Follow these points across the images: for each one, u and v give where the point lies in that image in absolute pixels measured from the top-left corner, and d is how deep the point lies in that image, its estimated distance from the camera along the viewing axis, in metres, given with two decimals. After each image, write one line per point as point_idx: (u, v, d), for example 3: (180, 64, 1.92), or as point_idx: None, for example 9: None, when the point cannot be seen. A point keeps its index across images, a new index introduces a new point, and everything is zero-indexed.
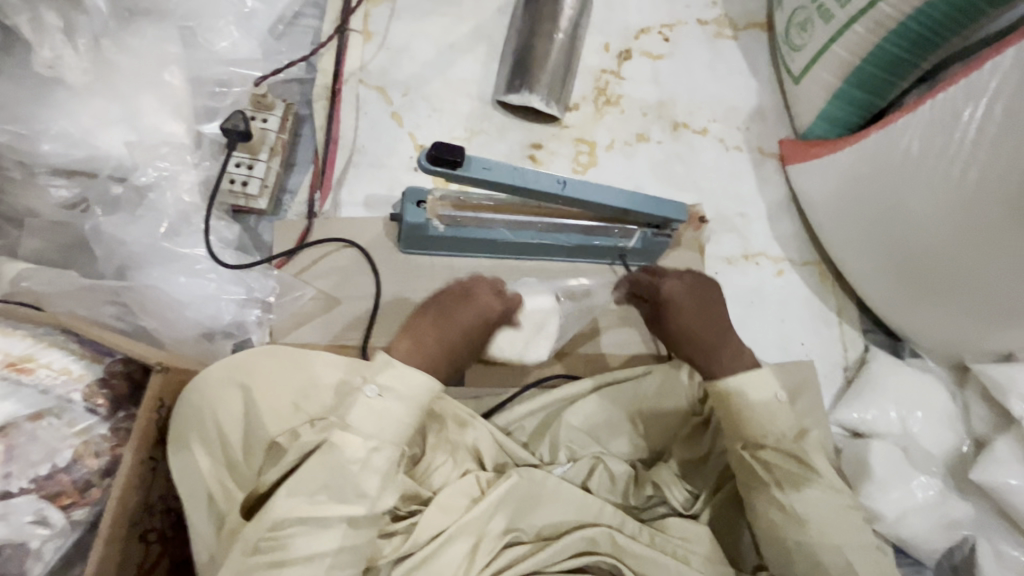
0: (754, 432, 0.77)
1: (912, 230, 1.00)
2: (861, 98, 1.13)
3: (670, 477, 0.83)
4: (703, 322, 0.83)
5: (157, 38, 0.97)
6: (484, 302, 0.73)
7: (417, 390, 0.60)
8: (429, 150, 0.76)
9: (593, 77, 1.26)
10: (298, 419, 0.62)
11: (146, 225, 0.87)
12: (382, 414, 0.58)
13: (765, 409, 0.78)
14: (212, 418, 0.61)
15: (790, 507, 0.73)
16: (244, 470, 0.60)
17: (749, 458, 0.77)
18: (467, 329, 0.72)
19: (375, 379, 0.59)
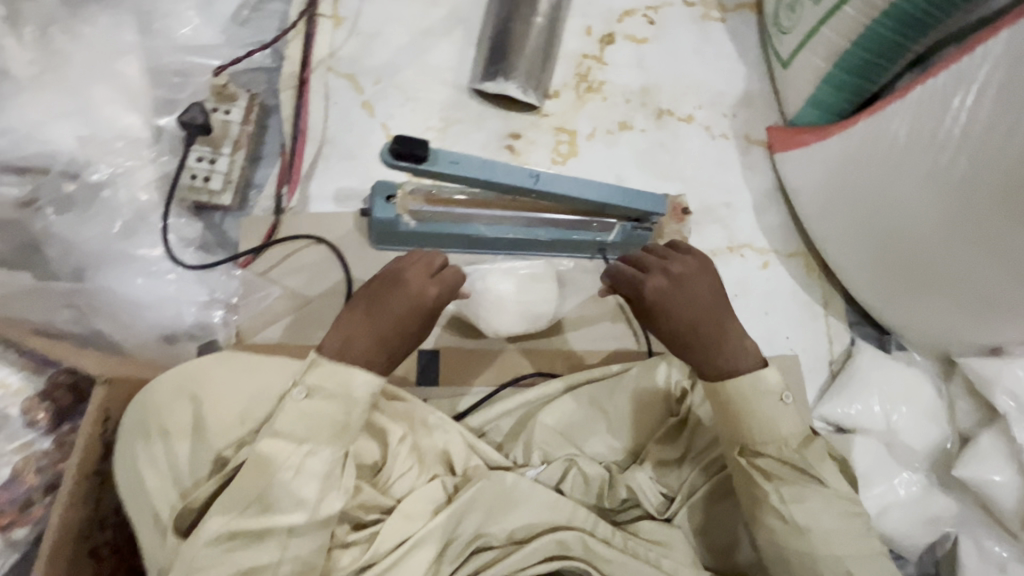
0: (755, 439, 0.73)
1: (899, 221, 0.97)
2: (851, 83, 1.09)
3: (643, 480, 0.82)
4: (704, 318, 0.74)
5: (110, 27, 0.92)
6: (420, 285, 0.64)
7: (346, 388, 0.59)
8: (391, 144, 0.73)
9: (574, 63, 1.21)
10: (245, 427, 0.61)
11: (100, 225, 0.84)
12: (311, 415, 0.58)
13: (767, 412, 0.73)
14: (158, 428, 0.59)
15: (790, 518, 0.71)
16: (189, 482, 0.58)
17: (747, 465, 0.73)
18: (402, 318, 0.63)
19: (301, 380, 0.59)
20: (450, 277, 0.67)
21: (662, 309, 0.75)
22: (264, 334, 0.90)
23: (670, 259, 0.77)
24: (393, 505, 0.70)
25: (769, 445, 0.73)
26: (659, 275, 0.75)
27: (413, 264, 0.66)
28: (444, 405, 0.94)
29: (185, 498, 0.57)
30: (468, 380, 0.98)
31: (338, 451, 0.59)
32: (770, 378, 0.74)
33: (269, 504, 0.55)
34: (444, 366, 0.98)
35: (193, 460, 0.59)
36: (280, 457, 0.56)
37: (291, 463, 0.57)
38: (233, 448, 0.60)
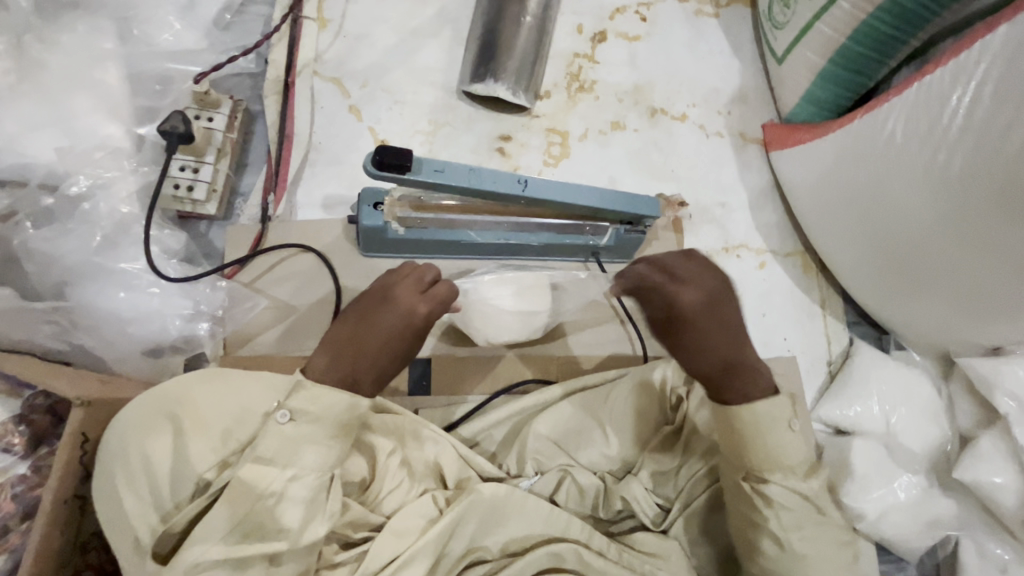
0: (761, 465, 0.73)
1: (895, 220, 0.95)
2: (847, 78, 1.06)
3: (637, 490, 0.80)
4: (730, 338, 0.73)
5: (87, 34, 0.90)
6: (409, 302, 0.66)
7: (331, 411, 0.59)
8: (373, 155, 0.72)
9: (565, 62, 1.19)
10: (228, 447, 0.59)
11: (79, 238, 0.82)
12: (295, 440, 0.58)
13: (774, 439, 0.73)
14: (138, 449, 0.57)
15: (785, 544, 0.71)
16: (170, 505, 0.57)
17: (751, 491, 0.73)
18: (391, 337, 0.64)
19: (285, 403, 0.59)
20: (440, 292, 0.68)
21: (691, 330, 0.72)
22: (254, 345, 0.88)
23: (703, 274, 0.73)
24: (383, 522, 0.69)
25: (775, 473, 0.72)
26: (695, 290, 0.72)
27: (403, 279, 0.67)
28: (436, 416, 0.93)
29: (166, 521, 0.56)
30: (461, 389, 0.97)
31: (321, 476, 0.59)
32: (780, 405, 0.74)
33: (257, 530, 0.56)
34: (435, 374, 0.97)
35: (174, 482, 0.57)
36: (262, 484, 0.56)
37: (274, 489, 0.57)
38: (215, 470, 0.58)
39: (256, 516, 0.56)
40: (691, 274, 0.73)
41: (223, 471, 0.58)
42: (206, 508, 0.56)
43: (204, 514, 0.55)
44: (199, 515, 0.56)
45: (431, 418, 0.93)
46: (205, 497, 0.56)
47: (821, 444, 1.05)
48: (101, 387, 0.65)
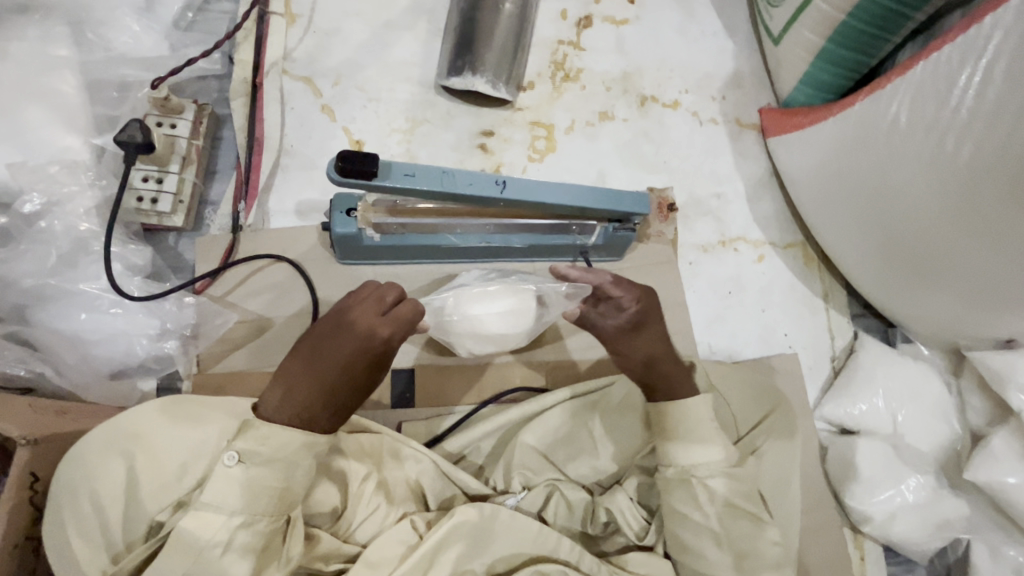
0: (695, 461, 0.73)
1: (900, 211, 0.90)
2: (848, 58, 1.00)
3: (624, 503, 0.78)
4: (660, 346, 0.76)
5: (39, 41, 0.86)
6: (370, 324, 0.63)
7: (284, 451, 0.58)
8: (337, 161, 0.67)
9: (549, 50, 1.13)
10: (185, 485, 0.58)
11: (34, 259, 0.78)
12: (245, 483, 0.56)
13: (698, 433, 0.73)
14: (89, 489, 0.56)
15: (721, 536, 0.71)
16: (121, 547, 0.56)
17: (697, 485, 0.72)
18: (346, 367, 0.61)
19: (232, 445, 0.57)
20: (402, 313, 0.65)
21: (633, 336, 0.75)
22: (228, 361, 0.86)
23: (633, 283, 0.77)
24: (358, 553, 0.67)
25: (713, 467, 0.72)
26: (630, 298, 0.75)
27: (364, 301, 0.65)
28: (420, 431, 0.89)
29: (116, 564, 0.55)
30: (446, 399, 0.93)
31: (274, 521, 0.58)
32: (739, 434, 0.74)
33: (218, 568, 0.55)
34: (419, 386, 0.93)
35: (126, 523, 0.56)
36: (208, 534, 0.55)
37: (226, 529, 0.55)
38: (168, 510, 0.57)
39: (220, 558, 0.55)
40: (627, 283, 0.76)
41: (177, 511, 0.57)
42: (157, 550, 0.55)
43: (153, 558, 0.54)
44: (150, 557, 0.55)
45: (413, 433, 0.89)
46: (157, 538, 0.55)
47: (824, 444, 1.02)
48: (56, 420, 0.62)
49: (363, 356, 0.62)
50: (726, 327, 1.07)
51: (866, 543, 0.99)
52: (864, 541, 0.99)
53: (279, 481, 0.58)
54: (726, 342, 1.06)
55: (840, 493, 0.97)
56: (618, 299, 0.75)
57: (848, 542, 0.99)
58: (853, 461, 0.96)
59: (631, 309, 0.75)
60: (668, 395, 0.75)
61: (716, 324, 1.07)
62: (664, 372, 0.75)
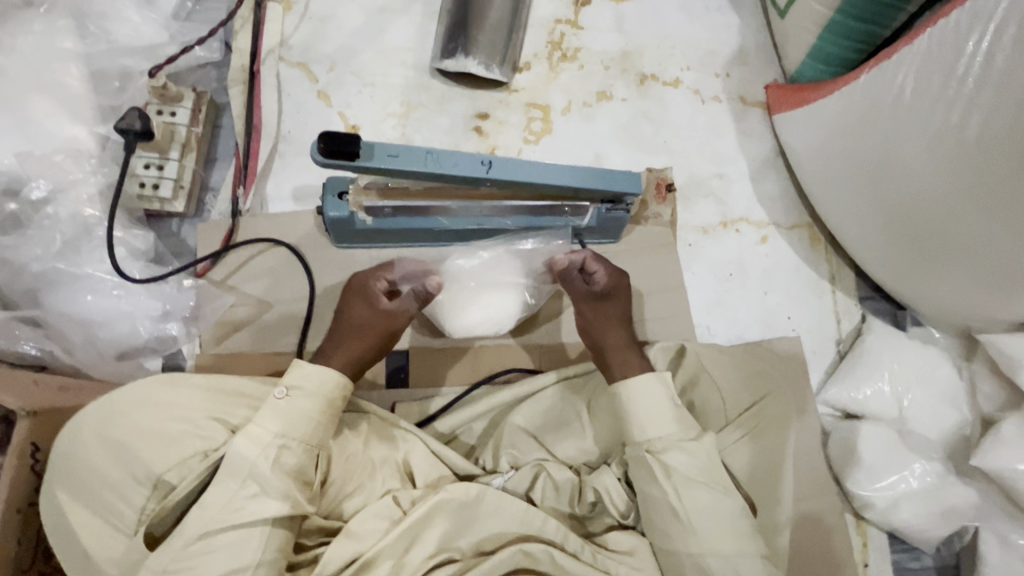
0: (660, 434, 0.74)
1: (907, 187, 0.86)
2: (857, 29, 0.95)
3: (610, 483, 0.78)
4: (626, 331, 0.82)
5: (45, 34, 0.89)
6: (348, 299, 0.76)
7: (322, 387, 0.67)
8: (320, 143, 0.68)
9: (546, 30, 1.11)
10: (192, 446, 0.62)
11: (42, 243, 0.82)
12: (290, 412, 0.65)
13: (662, 411, 0.75)
14: (89, 461, 0.60)
15: (679, 512, 0.70)
16: (131, 511, 0.60)
17: (650, 460, 0.73)
18: (355, 321, 0.75)
19: (284, 381, 0.66)
20: (357, 282, 0.78)
21: (601, 302, 0.83)
22: (228, 342, 0.89)
23: (609, 263, 0.86)
24: (340, 527, 0.69)
25: (678, 453, 0.73)
26: (602, 270, 0.84)
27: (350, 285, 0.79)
28: (413, 411, 0.90)
29: (139, 523, 0.60)
30: (438, 381, 0.94)
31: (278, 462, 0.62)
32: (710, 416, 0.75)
33: (219, 515, 0.59)
34: (412, 367, 0.94)
35: (132, 490, 0.60)
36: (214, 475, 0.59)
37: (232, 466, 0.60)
38: (174, 473, 0.61)
39: (226, 504, 0.60)
40: (606, 261, 0.87)
41: (180, 473, 0.61)
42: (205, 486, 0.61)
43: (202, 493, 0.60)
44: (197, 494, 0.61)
45: (407, 413, 0.90)
46: (200, 477, 0.60)
47: (827, 429, 0.99)
48: (59, 396, 0.66)
49: (360, 314, 0.75)
50: (727, 311, 1.05)
51: (870, 530, 0.97)
52: (868, 528, 0.97)
53: (284, 426, 0.64)
54: (727, 325, 1.04)
55: (842, 478, 0.94)
56: (591, 268, 0.85)
57: (850, 528, 0.96)
58: (854, 448, 0.93)
59: (603, 282, 0.84)
60: (623, 371, 0.79)
61: (716, 307, 1.05)
62: (621, 345, 0.81)
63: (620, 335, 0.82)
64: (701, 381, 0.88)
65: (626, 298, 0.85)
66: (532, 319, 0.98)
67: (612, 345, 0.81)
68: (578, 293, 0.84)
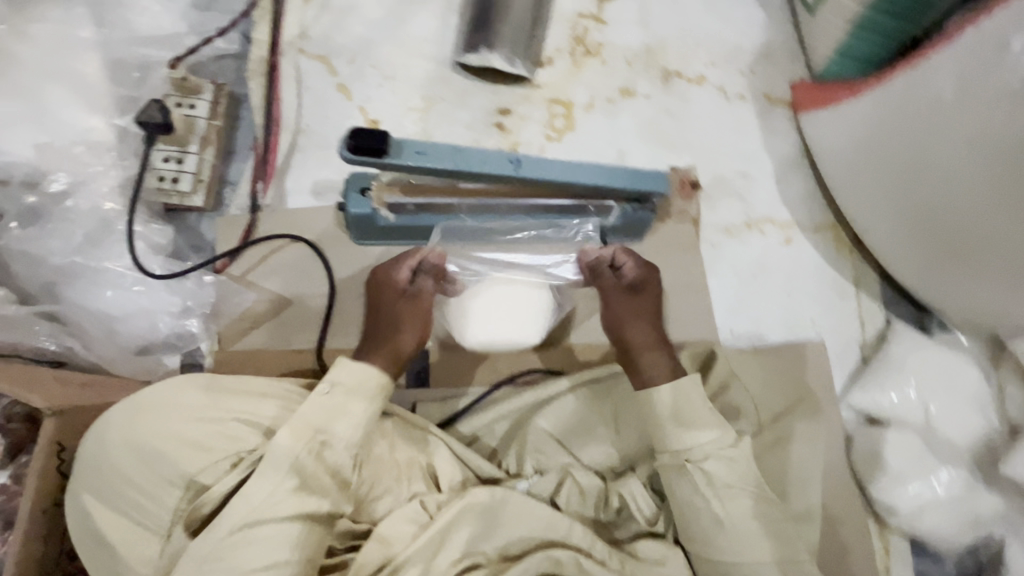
0: (696, 441, 0.71)
1: (942, 189, 0.84)
2: (887, 25, 0.93)
3: (635, 488, 0.78)
4: (653, 328, 0.79)
5: (63, 22, 0.87)
6: (378, 290, 0.77)
7: (361, 382, 0.66)
8: (348, 139, 0.67)
9: (569, 24, 1.09)
10: (224, 448, 0.62)
11: (61, 238, 0.79)
12: (333, 406, 0.64)
13: (699, 415, 0.73)
14: (119, 461, 0.60)
15: (722, 520, 0.69)
16: (163, 513, 0.60)
17: (692, 469, 0.71)
18: (401, 315, 0.75)
19: (326, 378, 0.66)
20: (380, 273, 0.78)
21: (627, 295, 0.80)
22: (248, 339, 0.88)
23: (638, 255, 0.83)
24: (370, 529, 0.69)
25: (712, 457, 0.71)
26: (630, 261, 0.81)
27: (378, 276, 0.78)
28: (434, 412, 0.89)
29: (170, 524, 0.59)
30: (459, 381, 0.93)
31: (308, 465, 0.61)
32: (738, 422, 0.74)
33: (250, 515, 0.58)
34: (433, 367, 0.93)
35: (163, 492, 0.60)
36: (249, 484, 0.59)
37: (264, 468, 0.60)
38: (207, 474, 0.61)
39: (257, 507, 0.59)
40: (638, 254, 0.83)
41: (212, 475, 0.61)
42: (240, 485, 0.60)
43: (235, 493, 0.59)
44: (230, 494, 0.60)
45: (428, 413, 0.89)
46: (232, 479, 0.60)
47: (850, 434, 0.98)
48: (82, 394, 0.65)
49: (392, 300, 0.75)
50: (750, 313, 1.04)
51: (892, 537, 0.96)
52: (890, 535, 0.96)
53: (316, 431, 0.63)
54: (749, 327, 1.03)
55: (865, 484, 0.93)
56: (619, 261, 0.82)
57: (873, 535, 0.95)
58: (879, 454, 0.92)
59: (632, 275, 0.81)
60: (645, 368, 0.76)
61: (739, 308, 1.04)
62: (650, 339, 0.78)
63: (649, 327, 0.78)
64: (733, 385, 0.87)
65: (656, 289, 0.82)
66: (559, 329, 0.97)
67: (635, 343, 0.77)
68: (607, 287, 0.81)
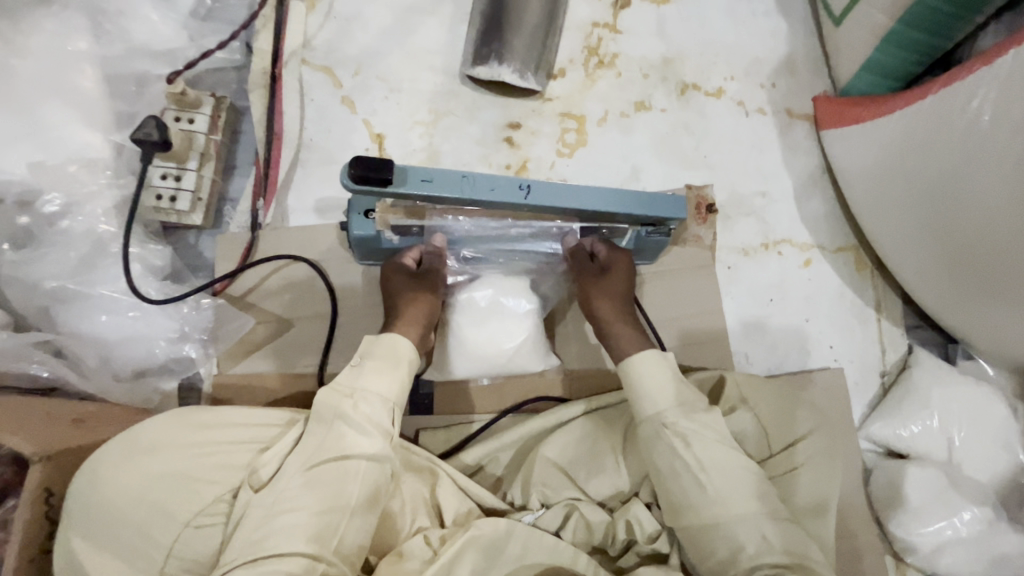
0: (670, 404, 0.73)
1: (970, 218, 0.79)
2: (918, 40, 0.88)
3: (642, 512, 0.74)
4: (625, 309, 0.81)
5: (60, 33, 0.84)
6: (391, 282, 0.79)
7: (392, 349, 0.71)
8: (350, 167, 0.63)
9: (582, 33, 1.05)
10: (223, 484, 0.61)
11: (55, 260, 0.77)
12: (369, 373, 0.69)
13: (670, 383, 0.75)
14: (108, 509, 0.57)
15: (702, 479, 0.69)
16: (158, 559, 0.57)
17: (668, 433, 0.71)
18: (414, 298, 0.77)
19: (359, 353, 0.72)
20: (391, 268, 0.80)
21: (600, 281, 0.81)
22: (247, 362, 0.86)
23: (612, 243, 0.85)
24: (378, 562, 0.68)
25: (725, 510, 0.67)
26: (603, 244, 0.83)
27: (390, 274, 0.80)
28: (439, 439, 0.88)
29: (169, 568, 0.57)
30: (465, 407, 0.90)
31: (317, 487, 0.61)
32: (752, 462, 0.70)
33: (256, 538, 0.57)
34: (438, 392, 0.90)
35: (158, 536, 0.58)
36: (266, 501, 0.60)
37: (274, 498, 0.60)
38: (206, 512, 0.60)
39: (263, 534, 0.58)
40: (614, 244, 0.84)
41: (212, 512, 0.60)
42: (278, 470, 0.63)
43: (279, 473, 0.62)
44: (269, 482, 0.62)
45: (433, 441, 0.87)
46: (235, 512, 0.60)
47: (869, 466, 0.94)
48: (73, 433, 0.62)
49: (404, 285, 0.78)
50: (766, 339, 1.00)
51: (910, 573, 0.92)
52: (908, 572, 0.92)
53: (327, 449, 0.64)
54: (766, 353, 0.99)
55: (883, 519, 0.90)
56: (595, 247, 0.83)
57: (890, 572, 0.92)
58: (900, 489, 0.89)
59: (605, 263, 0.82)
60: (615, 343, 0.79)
61: (755, 333, 1.00)
62: (619, 313, 0.81)
63: (619, 302, 0.81)
64: (742, 409, 0.82)
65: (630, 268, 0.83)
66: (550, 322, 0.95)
67: (604, 319, 0.81)
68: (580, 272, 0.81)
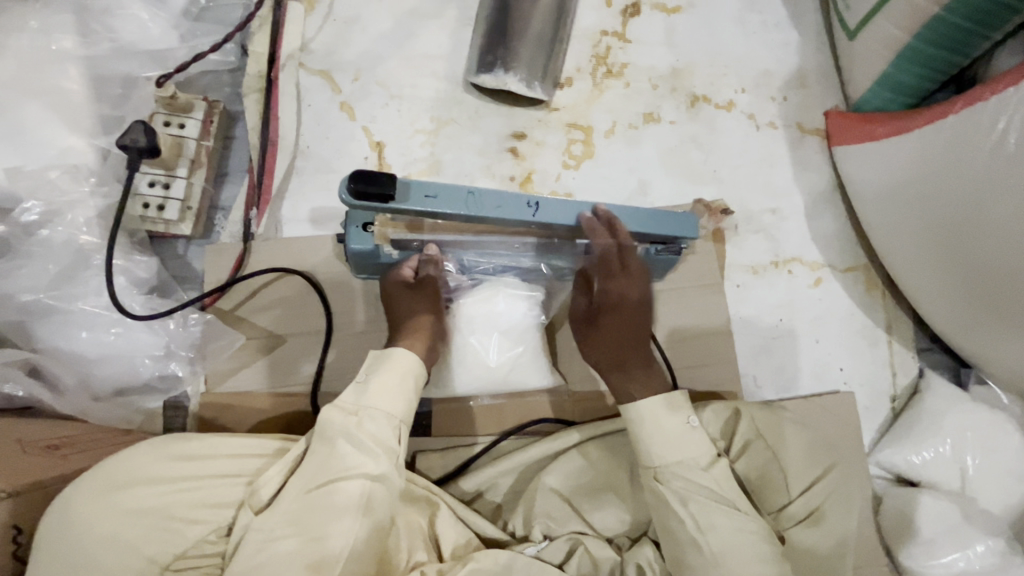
0: (665, 461, 0.70)
1: (988, 243, 0.77)
2: (934, 58, 0.86)
3: (649, 554, 0.71)
4: (631, 346, 0.76)
5: (42, 30, 0.79)
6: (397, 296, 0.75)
7: (404, 362, 0.67)
8: (349, 182, 0.59)
9: (591, 42, 1.02)
10: (205, 523, 0.60)
11: (32, 272, 0.73)
12: (381, 390, 0.65)
13: (680, 434, 0.70)
14: (84, 554, 0.55)
15: (701, 542, 0.66)
16: None
17: (663, 490, 0.69)
18: (416, 308, 0.74)
19: (365, 366, 0.68)
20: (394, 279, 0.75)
21: (604, 318, 0.77)
22: (234, 381, 0.82)
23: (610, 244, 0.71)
24: None
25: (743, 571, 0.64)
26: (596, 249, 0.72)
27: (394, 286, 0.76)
28: (436, 464, 0.84)
29: None
30: (464, 429, 0.87)
31: (313, 525, 0.58)
32: None
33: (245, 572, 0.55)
34: (435, 414, 0.87)
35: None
36: (257, 534, 0.57)
37: (263, 539, 0.57)
38: (192, 550, 0.59)
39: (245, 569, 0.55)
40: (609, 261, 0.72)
41: (196, 551, 0.59)
42: (278, 491, 0.61)
43: (281, 492, 0.60)
44: (269, 503, 0.61)
45: (429, 466, 0.84)
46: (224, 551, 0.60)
47: (879, 493, 0.92)
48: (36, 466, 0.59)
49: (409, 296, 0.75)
50: (774, 360, 0.97)
51: None
52: None
53: (318, 479, 0.60)
54: (773, 375, 0.97)
55: (893, 550, 0.87)
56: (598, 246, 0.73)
57: None
58: (910, 520, 0.86)
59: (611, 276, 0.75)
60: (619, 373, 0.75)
61: (763, 354, 0.97)
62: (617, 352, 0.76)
63: (623, 338, 0.77)
64: (756, 447, 0.78)
65: (643, 312, 0.77)
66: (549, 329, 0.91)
67: (602, 359, 0.77)
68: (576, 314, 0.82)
